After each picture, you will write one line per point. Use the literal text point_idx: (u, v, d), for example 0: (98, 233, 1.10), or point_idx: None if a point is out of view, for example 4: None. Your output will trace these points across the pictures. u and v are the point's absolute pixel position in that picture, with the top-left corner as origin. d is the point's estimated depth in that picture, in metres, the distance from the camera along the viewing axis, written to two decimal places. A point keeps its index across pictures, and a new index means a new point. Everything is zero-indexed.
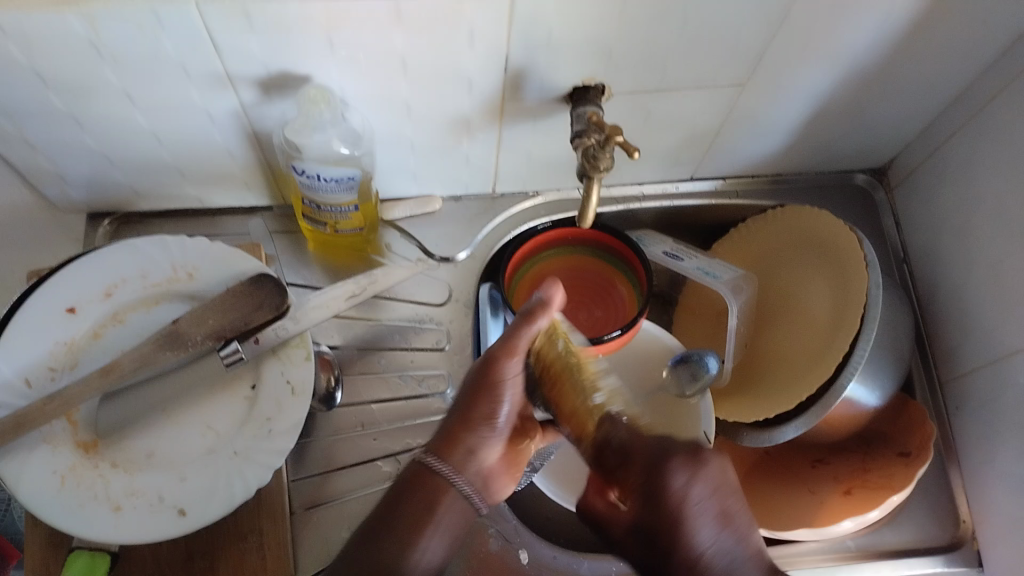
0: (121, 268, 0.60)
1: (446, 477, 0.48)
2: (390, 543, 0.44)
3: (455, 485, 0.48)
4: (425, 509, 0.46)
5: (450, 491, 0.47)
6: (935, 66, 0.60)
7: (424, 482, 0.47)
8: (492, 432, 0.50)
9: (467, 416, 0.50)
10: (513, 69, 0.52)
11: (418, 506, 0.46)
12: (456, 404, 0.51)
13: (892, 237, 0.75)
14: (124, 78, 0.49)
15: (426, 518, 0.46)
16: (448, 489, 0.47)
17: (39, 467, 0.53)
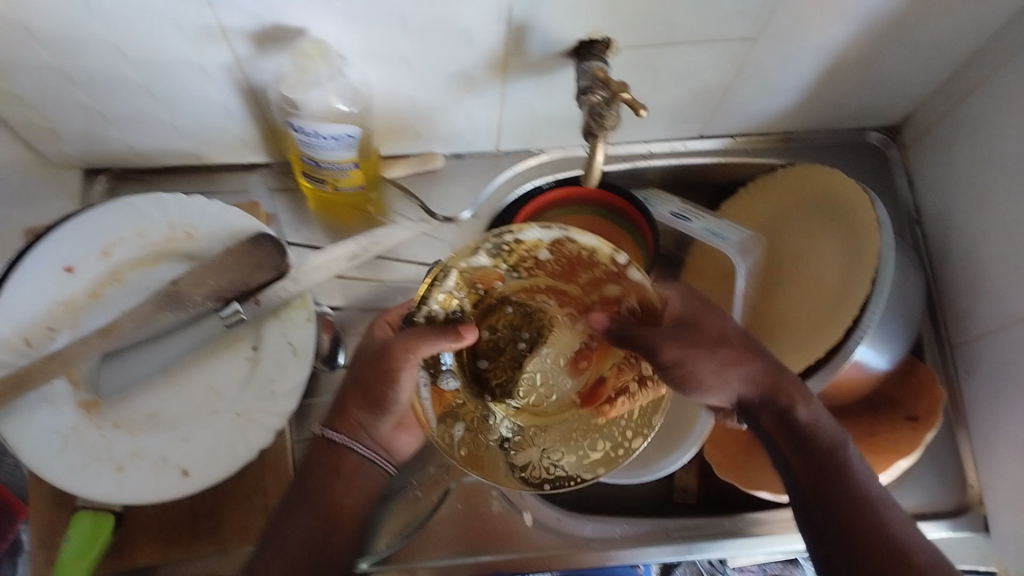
0: (120, 226, 0.59)
1: (345, 445, 0.55)
2: (316, 490, 0.53)
3: (353, 451, 0.55)
4: (327, 482, 0.54)
5: (348, 457, 0.55)
6: (955, 20, 0.58)
7: (325, 457, 0.54)
8: (383, 417, 0.55)
9: (358, 399, 0.54)
10: (515, 23, 0.50)
11: (322, 480, 0.54)
12: (346, 385, 0.55)
13: (904, 196, 0.73)
14: (114, 30, 0.48)
15: (330, 488, 0.53)
16: (347, 455, 0.55)
17: (39, 426, 0.53)
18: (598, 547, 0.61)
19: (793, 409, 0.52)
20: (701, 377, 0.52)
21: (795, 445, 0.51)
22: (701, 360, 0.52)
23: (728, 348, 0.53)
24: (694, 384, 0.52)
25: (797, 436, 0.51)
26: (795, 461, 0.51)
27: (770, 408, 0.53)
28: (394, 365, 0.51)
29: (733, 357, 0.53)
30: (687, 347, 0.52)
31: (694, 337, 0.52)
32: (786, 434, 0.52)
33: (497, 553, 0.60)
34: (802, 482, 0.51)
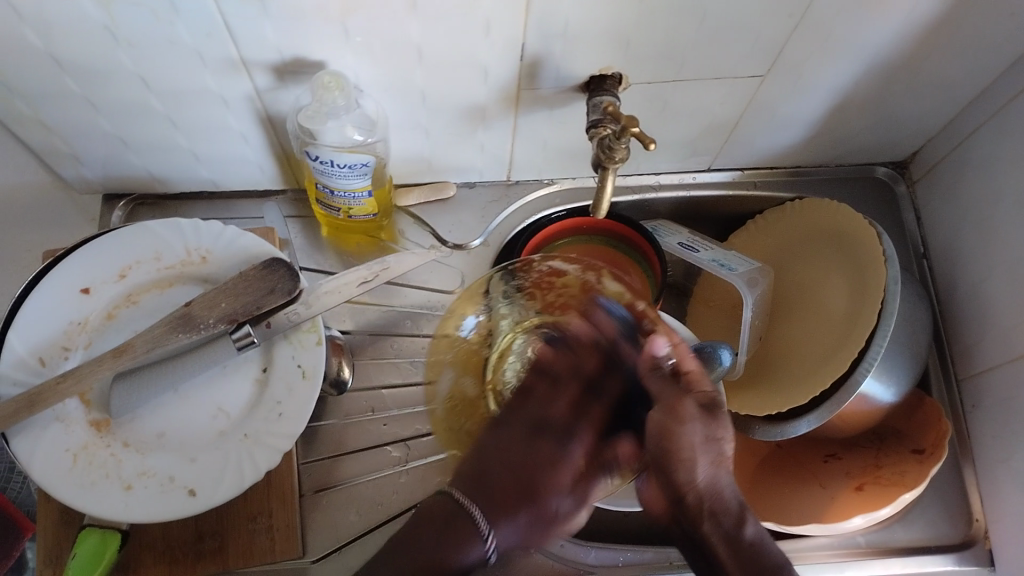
0: (135, 248, 0.60)
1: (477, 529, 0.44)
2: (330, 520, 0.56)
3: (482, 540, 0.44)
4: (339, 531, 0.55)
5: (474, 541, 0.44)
6: (965, 58, 0.58)
7: (452, 528, 0.44)
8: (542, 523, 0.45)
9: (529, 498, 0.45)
10: (529, 58, 0.51)
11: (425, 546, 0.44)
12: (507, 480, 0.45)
13: (912, 232, 0.73)
14: (139, 61, 0.49)
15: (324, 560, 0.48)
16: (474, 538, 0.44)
17: (51, 446, 0.54)
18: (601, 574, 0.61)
19: (742, 525, 0.46)
20: (690, 455, 0.44)
21: (737, 555, 0.45)
22: (695, 433, 0.45)
23: (692, 427, 0.45)
24: (685, 459, 0.44)
25: (745, 555, 0.45)
26: (728, 564, 0.45)
27: (716, 513, 0.46)
28: (544, 483, 0.45)
29: (716, 459, 0.46)
30: (703, 427, 0.45)
31: (709, 426, 0.45)
32: (734, 548, 0.45)
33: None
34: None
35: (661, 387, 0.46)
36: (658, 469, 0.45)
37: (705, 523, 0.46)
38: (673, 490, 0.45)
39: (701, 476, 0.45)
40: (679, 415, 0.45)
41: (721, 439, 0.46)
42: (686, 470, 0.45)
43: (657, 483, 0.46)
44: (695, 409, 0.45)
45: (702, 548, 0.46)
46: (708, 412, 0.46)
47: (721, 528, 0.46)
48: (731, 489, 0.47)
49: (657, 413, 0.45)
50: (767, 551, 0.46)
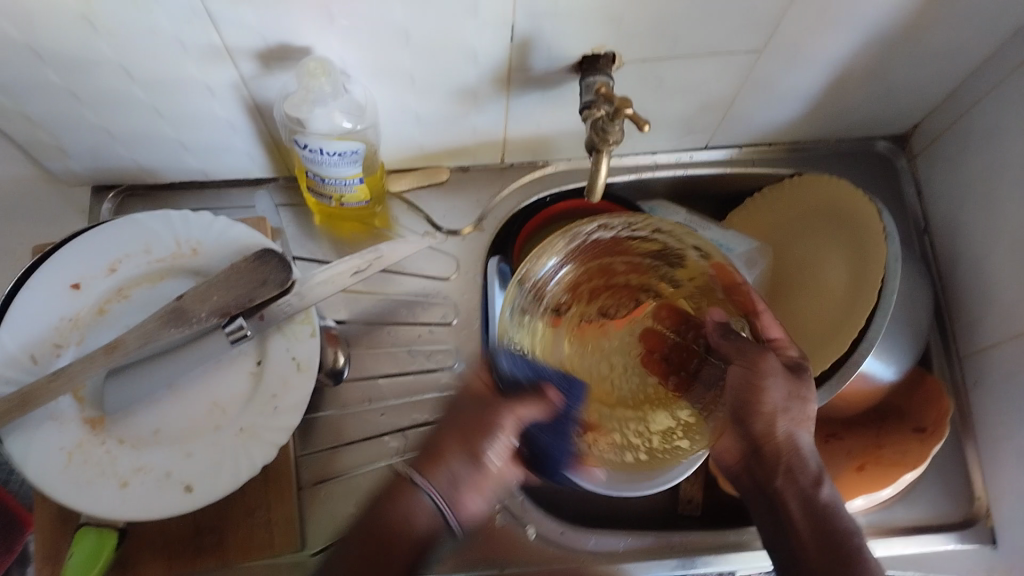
0: (125, 242, 0.59)
1: (417, 485, 0.49)
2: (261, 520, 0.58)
3: (426, 491, 0.49)
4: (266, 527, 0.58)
5: (415, 492, 0.49)
6: (965, 28, 0.57)
7: (395, 493, 0.49)
8: (470, 469, 0.50)
9: (459, 432, 0.50)
10: (519, 38, 0.50)
11: (391, 511, 0.48)
12: (437, 433, 0.51)
13: (912, 207, 0.72)
14: (121, 51, 0.48)
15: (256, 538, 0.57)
16: (415, 492, 0.49)
17: (45, 443, 0.53)
18: (604, 562, 0.61)
19: (819, 486, 0.52)
20: (769, 410, 0.51)
21: (814, 520, 0.51)
22: (777, 395, 0.50)
23: (787, 381, 0.51)
24: (764, 411, 0.51)
25: (819, 514, 0.51)
26: (799, 518, 0.51)
27: (795, 470, 0.52)
28: (435, 458, 0.50)
29: (796, 418, 0.51)
30: (783, 384, 0.50)
31: (791, 383, 0.51)
32: (809, 508, 0.51)
33: (501, 567, 0.60)
34: (808, 554, 0.50)
35: (741, 345, 0.52)
36: (735, 419, 0.52)
37: (783, 485, 0.52)
38: (749, 438, 0.52)
39: (780, 430, 0.51)
40: (763, 365, 0.51)
41: (805, 398, 0.51)
42: (757, 421, 0.51)
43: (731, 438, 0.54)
44: (776, 366, 0.51)
45: (774, 498, 0.52)
46: (793, 372, 0.52)
47: (800, 493, 0.51)
48: (809, 450, 0.53)
49: (739, 367, 0.51)
50: (837, 519, 0.51)
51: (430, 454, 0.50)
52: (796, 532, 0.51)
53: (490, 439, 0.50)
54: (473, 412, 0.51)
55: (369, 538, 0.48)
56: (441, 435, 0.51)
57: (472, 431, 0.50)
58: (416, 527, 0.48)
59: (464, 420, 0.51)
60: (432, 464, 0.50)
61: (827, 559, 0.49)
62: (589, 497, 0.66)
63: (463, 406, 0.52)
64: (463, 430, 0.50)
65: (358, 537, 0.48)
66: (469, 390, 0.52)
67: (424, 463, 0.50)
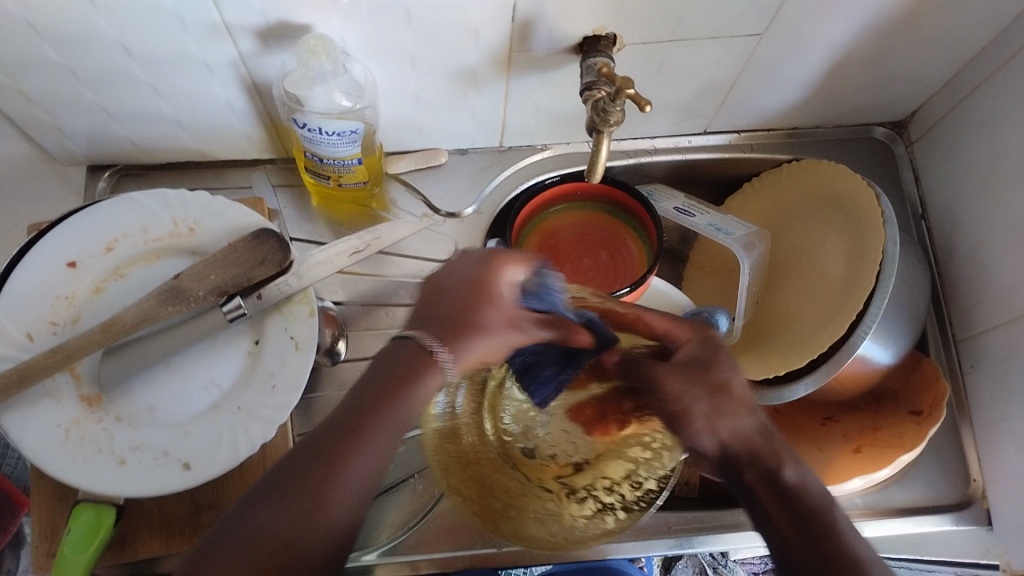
0: (122, 221, 0.59)
1: (433, 354, 0.44)
2: None
3: (438, 359, 0.44)
4: None
5: (433, 365, 0.44)
6: (966, 14, 0.57)
7: (401, 362, 0.44)
8: (484, 322, 0.45)
9: (457, 303, 0.46)
10: (520, 19, 0.50)
11: (370, 398, 0.43)
12: (430, 306, 0.47)
13: (911, 193, 0.73)
14: (119, 28, 0.47)
15: None
16: (431, 362, 0.44)
17: (42, 421, 0.53)
18: (601, 540, 0.61)
19: (784, 471, 0.44)
20: (690, 410, 0.44)
21: (787, 506, 0.43)
22: (701, 402, 0.45)
23: (698, 382, 0.45)
24: (683, 416, 0.45)
25: (790, 500, 0.43)
26: (771, 505, 0.43)
27: (760, 462, 0.44)
28: (449, 322, 0.45)
29: (735, 408, 0.45)
30: (698, 387, 0.45)
31: (701, 379, 0.45)
32: (775, 491, 0.43)
33: (499, 546, 0.60)
34: (792, 552, 0.42)
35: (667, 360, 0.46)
36: (670, 427, 0.46)
37: (749, 480, 0.44)
38: (697, 448, 0.46)
39: (708, 435, 0.45)
40: (667, 375, 0.45)
41: (727, 385, 0.45)
42: (695, 434, 0.45)
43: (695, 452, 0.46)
44: (689, 372, 0.45)
45: (749, 497, 0.44)
46: (698, 370, 0.45)
47: (763, 478, 0.44)
48: (780, 437, 0.45)
49: (656, 399, 0.45)
50: (813, 503, 0.42)
51: (440, 318, 0.45)
52: (775, 528, 0.43)
53: (491, 302, 0.46)
54: (467, 271, 0.47)
55: (285, 498, 0.41)
56: (452, 310, 0.46)
57: (473, 317, 0.45)
58: (327, 515, 0.41)
59: (460, 297, 0.46)
60: (447, 335, 0.44)
61: (803, 533, 0.42)
62: None
63: (458, 285, 0.47)
64: (470, 297, 0.46)
65: (271, 498, 0.41)
66: (488, 262, 0.47)
67: (427, 326, 0.45)
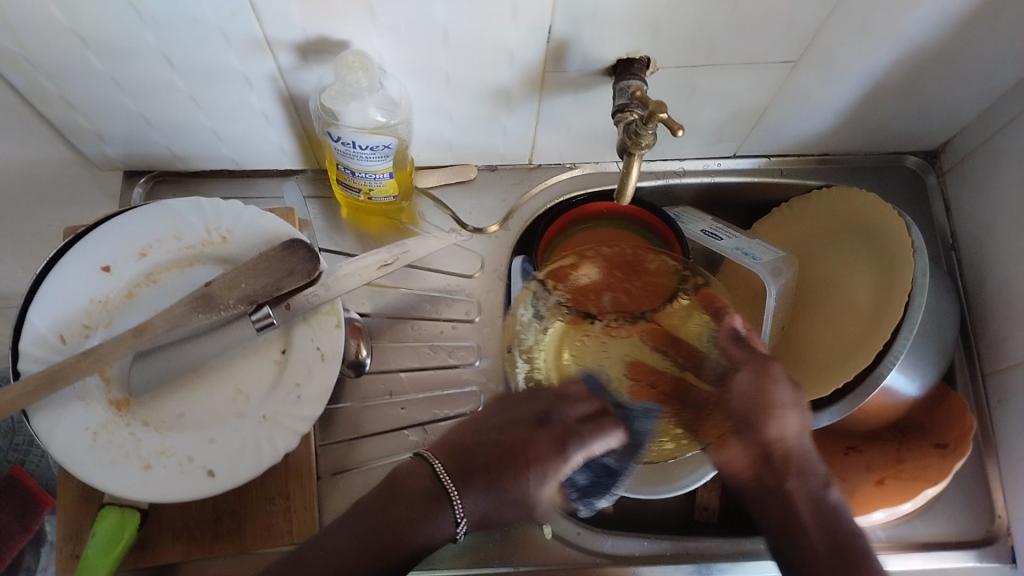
0: (156, 228, 0.60)
1: (449, 493, 0.47)
2: (278, 511, 0.58)
3: (453, 504, 0.47)
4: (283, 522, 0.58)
5: (445, 508, 0.47)
6: (1003, 47, 0.57)
7: (409, 486, 0.48)
8: (510, 498, 0.48)
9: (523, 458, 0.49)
10: (556, 41, 0.50)
11: (398, 509, 0.46)
12: (497, 427, 0.51)
13: (941, 223, 0.72)
14: (163, 39, 0.48)
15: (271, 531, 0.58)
16: (444, 504, 0.47)
17: (72, 422, 0.54)
18: (616, 563, 0.61)
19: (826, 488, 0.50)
20: (780, 412, 0.49)
21: (822, 517, 0.48)
22: (784, 394, 0.50)
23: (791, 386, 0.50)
24: (777, 413, 0.49)
25: (821, 513, 0.48)
26: (809, 519, 0.48)
27: (806, 475, 0.50)
28: (502, 484, 0.48)
29: (803, 422, 0.50)
30: (792, 389, 0.50)
31: (795, 389, 0.51)
32: (820, 506, 0.49)
33: (515, 565, 0.60)
34: (815, 550, 0.47)
35: (747, 354, 0.51)
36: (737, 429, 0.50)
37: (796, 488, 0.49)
38: (762, 442, 0.50)
39: (792, 430, 0.50)
40: (771, 371, 0.50)
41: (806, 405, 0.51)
42: (776, 425, 0.49)
43: (740, 445, 0.50)
44: (781, 372, 0.51)
45: (785, 502, 0.49)
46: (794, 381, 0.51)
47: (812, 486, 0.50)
48: (813, 453, 0.51)
49: (744, 373, 0.50)
50: (831, 520, 0.48)
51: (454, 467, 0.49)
52: (808, 541, 0.47)
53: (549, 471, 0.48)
54: (546, 451, 0.49)
55: (363, 526, 0.46)
56: (487, 449, 0.49)
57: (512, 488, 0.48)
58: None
59: (503, 440, 0.50)
60: (459, 478, 0.48)
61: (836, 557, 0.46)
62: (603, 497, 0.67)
63: (537, 410, 0.51)
64: (504, 453, 0.49)
65: (343, 533, 0.46)
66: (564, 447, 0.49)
67: (455, 461, 0.49)
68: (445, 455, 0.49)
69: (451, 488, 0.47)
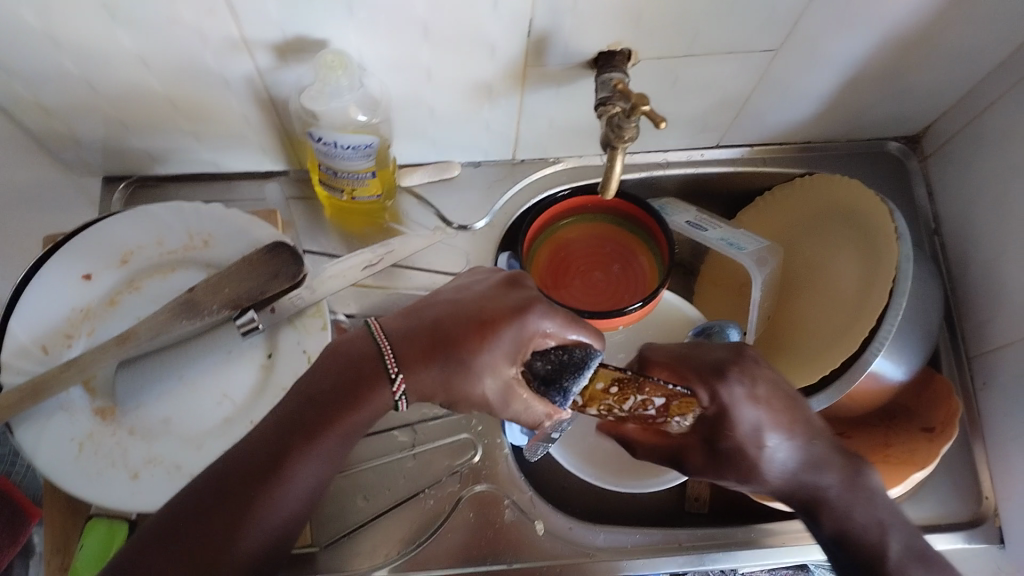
0: (136, 233, 0.59)
1: (383, 368, 0.44)
2: None
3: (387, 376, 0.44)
4: None
5: (380, 383, 0.44)
6: (981, 30, 0.57)
7: (353, 359, 0.45)
8: (455, 369, 0.43)
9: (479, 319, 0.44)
10: (537, 33, 0.50)
11: (335, 377, 0.44)
12: (454, 300, 0.46)
13: (923, 207, 0.72)
14: (138, 41, 0.48)
15: None
16: (379, 381, 0.44)
17: (57, 432, 0.53)
18: (609, 557, 0.61)
19: (860, 474, 0.50)
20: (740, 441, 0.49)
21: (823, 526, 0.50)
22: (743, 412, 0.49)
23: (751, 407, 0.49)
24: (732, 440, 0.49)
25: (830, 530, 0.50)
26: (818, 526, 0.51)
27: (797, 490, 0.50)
28: (450, 346, 0.43)
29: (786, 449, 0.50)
30: (747, 409, 0.49)
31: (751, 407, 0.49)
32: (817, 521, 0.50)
33: (508, 561, 0.60)
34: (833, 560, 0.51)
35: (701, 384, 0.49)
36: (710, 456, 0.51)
37: (826, 508, 0.50)
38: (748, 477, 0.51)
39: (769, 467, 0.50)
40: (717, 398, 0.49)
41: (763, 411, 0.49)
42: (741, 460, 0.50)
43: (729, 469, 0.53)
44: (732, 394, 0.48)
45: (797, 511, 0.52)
46: (748, 397, 0.49)
47: (841, 480, 0.50)
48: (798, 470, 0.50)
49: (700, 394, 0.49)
50: (853, 536, 0.49)
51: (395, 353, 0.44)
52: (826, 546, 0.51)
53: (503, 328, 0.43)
54: (501, 309, 0.44)
55: (298, 410, 0.44)
56: (425, 326, 0.45)
57: (460, 372, 0.43)
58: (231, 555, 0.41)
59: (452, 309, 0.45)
60: (405, 353, 0.44)
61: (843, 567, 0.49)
62: (595, 490, 0.67)
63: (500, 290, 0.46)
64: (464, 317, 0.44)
65: (282, 410, 0.45)
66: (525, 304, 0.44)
67: (400, 326, 0.46)
68: (399, 320, 0.46)
69: (387, 360, 0.44)
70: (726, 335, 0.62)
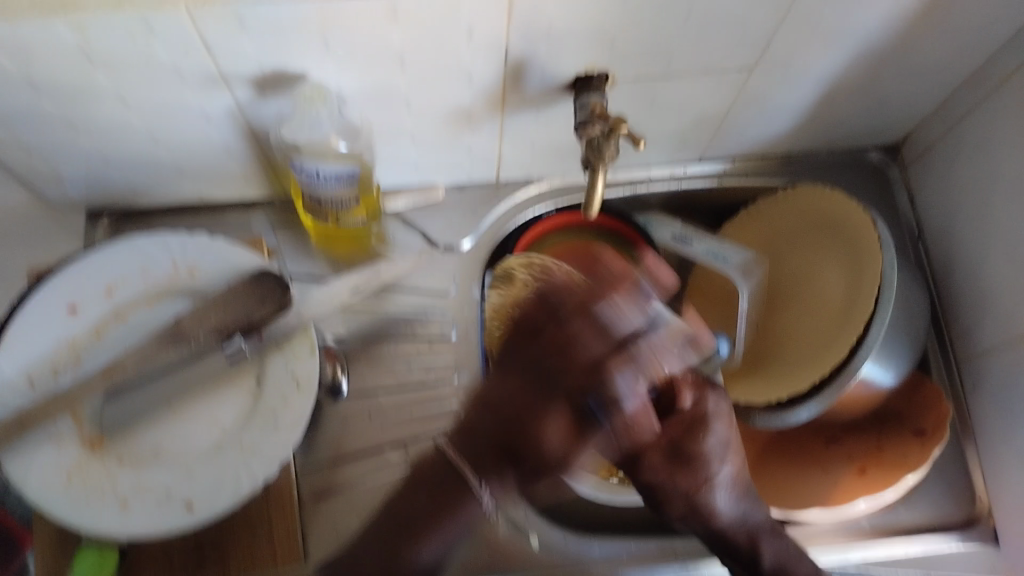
0: (121, 264, 0.59)
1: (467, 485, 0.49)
2: (265, 538, 0.58)
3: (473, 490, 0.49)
4: (268, 548, 0.58)
5: (467, 494, 0.49)
6: (954, 41, 0.57)
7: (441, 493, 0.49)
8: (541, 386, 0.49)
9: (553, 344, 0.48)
10: (513, 60, 0.50)
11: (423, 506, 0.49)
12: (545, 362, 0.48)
13: (907, 215, 0.73)
14: (117, 81, 0.48)
15: (257, 559, 0.57)
16: (466, 493, 0.49)
17: (47, 469, 0.53)
18: (604, 569, 0.61)
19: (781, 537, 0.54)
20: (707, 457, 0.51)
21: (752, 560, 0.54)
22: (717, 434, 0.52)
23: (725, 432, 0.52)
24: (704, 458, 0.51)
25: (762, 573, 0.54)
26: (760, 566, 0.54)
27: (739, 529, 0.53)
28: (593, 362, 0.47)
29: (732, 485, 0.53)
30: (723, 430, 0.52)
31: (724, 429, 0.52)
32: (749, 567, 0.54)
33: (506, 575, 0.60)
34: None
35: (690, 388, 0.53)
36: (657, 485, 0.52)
37: (766, 542, 0.54)
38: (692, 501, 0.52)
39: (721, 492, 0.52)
40: (700, 416, 0.52)
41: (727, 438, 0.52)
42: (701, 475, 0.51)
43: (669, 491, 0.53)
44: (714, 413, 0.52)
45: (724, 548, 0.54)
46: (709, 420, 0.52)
47: (773, 545, 0.54)
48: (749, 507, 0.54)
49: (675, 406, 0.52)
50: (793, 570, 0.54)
51: (471, 454, 0.49)
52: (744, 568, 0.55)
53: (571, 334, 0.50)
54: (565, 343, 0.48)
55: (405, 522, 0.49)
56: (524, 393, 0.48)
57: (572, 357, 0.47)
58: (413, 559, 0.48)
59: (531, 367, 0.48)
60: (490, 468, 0.48)
61: None
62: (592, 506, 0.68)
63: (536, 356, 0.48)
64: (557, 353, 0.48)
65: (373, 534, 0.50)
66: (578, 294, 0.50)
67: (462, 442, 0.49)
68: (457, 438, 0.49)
69: (467, 473, 0.49)
70: (715, 346, 0.64)
